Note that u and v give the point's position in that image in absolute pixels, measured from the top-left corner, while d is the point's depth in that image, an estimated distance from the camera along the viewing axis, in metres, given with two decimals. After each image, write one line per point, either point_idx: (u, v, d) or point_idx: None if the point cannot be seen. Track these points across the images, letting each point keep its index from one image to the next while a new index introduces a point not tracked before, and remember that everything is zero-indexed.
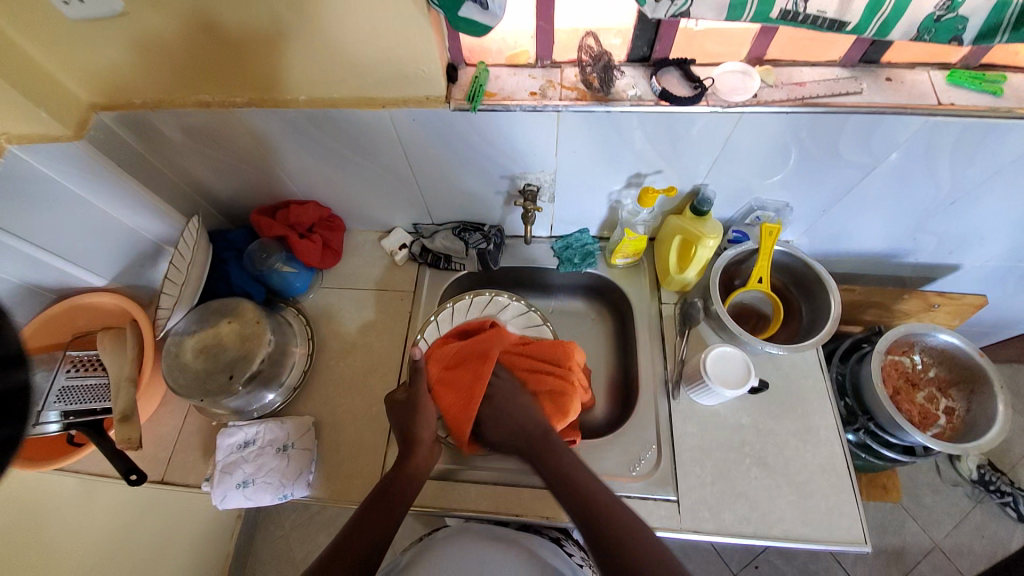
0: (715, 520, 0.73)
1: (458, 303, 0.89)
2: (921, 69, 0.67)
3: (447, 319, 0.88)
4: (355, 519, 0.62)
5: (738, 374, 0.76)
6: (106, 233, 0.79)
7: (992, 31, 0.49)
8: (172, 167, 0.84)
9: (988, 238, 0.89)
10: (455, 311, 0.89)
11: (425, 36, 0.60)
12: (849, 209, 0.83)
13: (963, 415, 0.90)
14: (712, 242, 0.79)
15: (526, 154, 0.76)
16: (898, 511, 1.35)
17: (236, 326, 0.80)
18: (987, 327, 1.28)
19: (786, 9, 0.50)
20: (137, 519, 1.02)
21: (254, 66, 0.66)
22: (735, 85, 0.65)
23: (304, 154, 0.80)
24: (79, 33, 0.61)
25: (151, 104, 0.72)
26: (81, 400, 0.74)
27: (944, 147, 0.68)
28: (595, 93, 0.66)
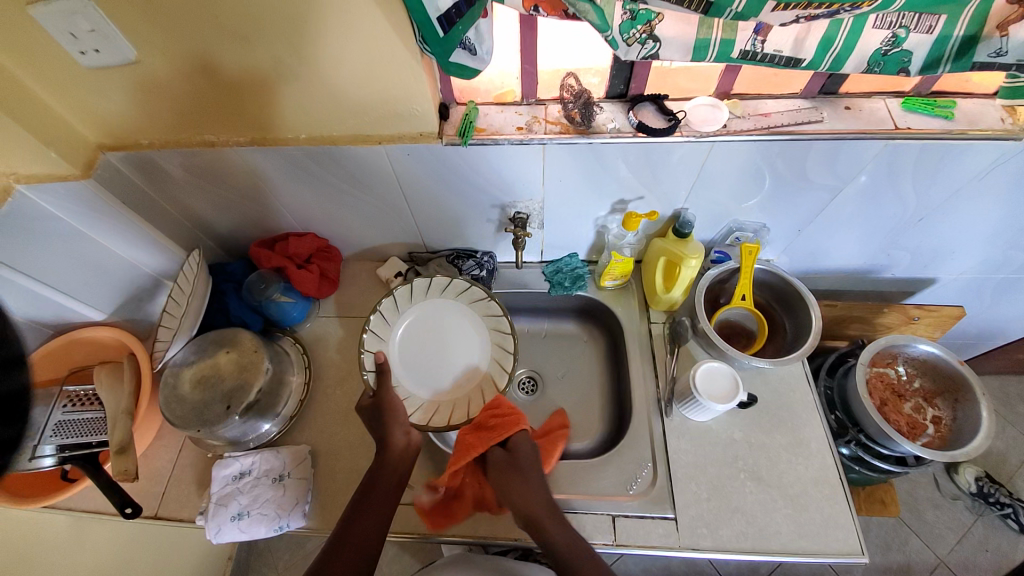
0: (713, 536, 0.73)
1: (417, 282, 0.91)
2: (878, 97, 0.72)
3: (375, 341, 0.86)
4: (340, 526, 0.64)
5: (724, 389, 0.78)
6: (106, 268, 0.81)
7: (936, 61, 0.54)
8: (174, 204, 0.87)
9: (959, 252, 0.93)
10: (400, 301, 0.90)
11: (417, 77, 0.65)
12: (824, 228, 0.88)
13: (950, 423, 0.92)
14: (694, 262, 0.83)
15: (515, 184, 0.80)
16: (900, 527, 1.34)
17: (234, 355, 0.81)
18: (970, 338, 1.31)
19: (746, 48, 0.55)
20: (128, 559, 1.00)
21: (257, 108, 0.70)
22: (706, 117, 0.70)
23: (302, 188, 0.84)
24: (91, 80, 0.65)
25: (157, 144, 0.76)
26: (77, 434, 0.75)
27: (905, 169, 0.74)
28: (577, 127, 0.71)
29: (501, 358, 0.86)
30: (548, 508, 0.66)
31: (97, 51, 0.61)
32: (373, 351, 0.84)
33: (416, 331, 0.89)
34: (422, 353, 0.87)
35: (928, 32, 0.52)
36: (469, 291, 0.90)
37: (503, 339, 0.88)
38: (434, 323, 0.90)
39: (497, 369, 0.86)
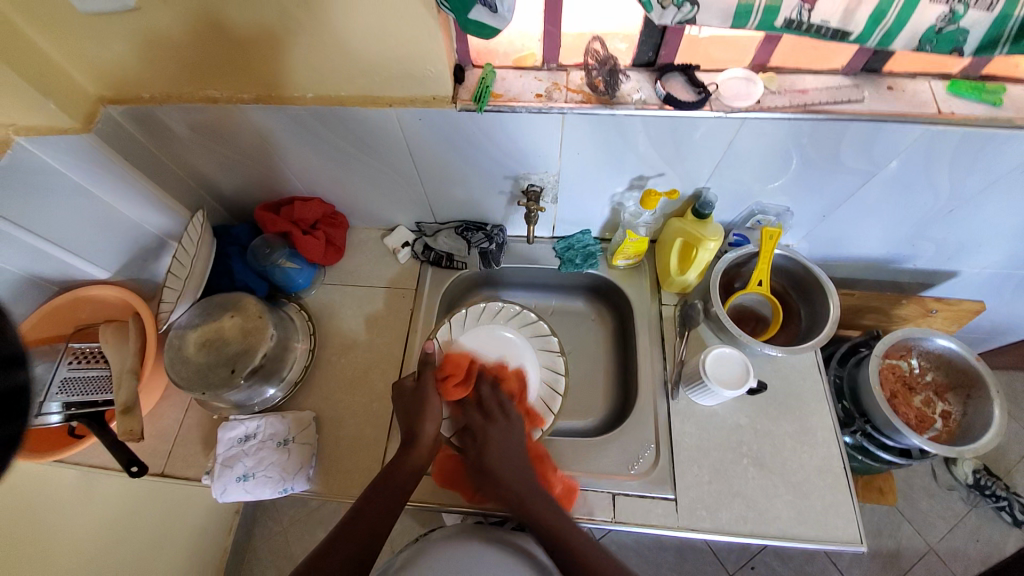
0: (712, 519, 0.74)
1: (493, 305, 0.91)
2: (922, 78, 0.68)
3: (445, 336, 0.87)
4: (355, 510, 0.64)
5: (735, 375, 0.77)
6: (109, 227, 0.79)
7: (993, 43, 0.50)
8: (178, 162, 0.85)
9: (986, 246, 0.90)
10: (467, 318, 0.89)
11: (433, 35, 0.60)
12: (849, 215, 0.84)
13: (959, 419, 0.91)
14: (712, 245, 0.80)
15: (531, 155, 0.76)
16: (893, 514, 1.36)
17: (239, 319, 0.80)
18: (983, 333, 1.29)
19: (791, 18, 0.50)
20: (137, 510, 1.03)
21: (263, 64, 0.66)
22: (739, 91, 0.65)
23: (308, 151, 0.81)
24: (87, 27, 0.62)
25: (159, 99, 0.73)
26: (83, 392, 0.75)
27: (943, 157, 0.70)
28: (601, 96, 0.67)
29: (552, 381, 0.85)
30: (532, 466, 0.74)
31: None
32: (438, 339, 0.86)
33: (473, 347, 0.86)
34: None
35: (988, 9, 0.48)
36: (525, 318, 0.91)
37: (553, 361, 0.87)
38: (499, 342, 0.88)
39: (548, 392, 0.84)
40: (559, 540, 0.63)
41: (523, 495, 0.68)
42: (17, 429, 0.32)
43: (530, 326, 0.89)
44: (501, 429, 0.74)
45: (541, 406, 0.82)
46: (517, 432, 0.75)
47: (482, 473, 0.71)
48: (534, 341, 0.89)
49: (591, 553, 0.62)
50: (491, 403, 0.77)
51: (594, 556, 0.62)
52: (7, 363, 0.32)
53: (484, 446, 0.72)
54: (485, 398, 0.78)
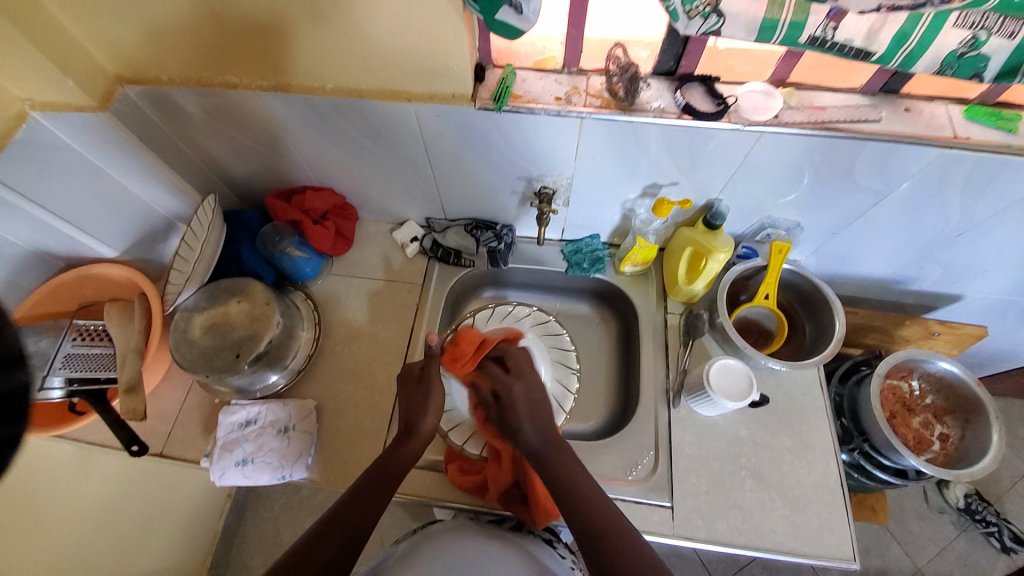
0: (706, 529, 0.74)
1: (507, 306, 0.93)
2: (939, 101, 0.68)
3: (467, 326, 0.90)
4: (344, 500, 0.64)
5: (737, 387, 0.77)
6: (122, 206, 0.79)
7: (1012, 72, 0.50)
8: (192, 145, 0.85)
9: (992, 271, 0.90)
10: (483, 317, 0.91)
11: (457, 33, 0.61)
12: (858, 233, 0.84)
13: (957, 442, 0.91)
14: (721, 256, 0.80)
15: (545, 156, 0.76)
16: (883, 534, 1.36)
17: (246, 306, 0.80)
18: (983, 358, 1.29)
19: (815, 35, 0.51)
20: (130, 490, 1.03)
21: (285, 53, 0.67)
22: (758, 104, 0.66)
23: (323, 141, 0.81)
24: (112, 7, 0.62)
25: (179, 81, 0.73)
26: (86, 369, 0.75)
27: (957, 180, 0.70)
28: (620, 102, 0.67)
29: (564, 381, 0.87)
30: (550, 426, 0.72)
31: None
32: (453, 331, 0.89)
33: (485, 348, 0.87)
34: None
35: (1009, 37, 0.48)
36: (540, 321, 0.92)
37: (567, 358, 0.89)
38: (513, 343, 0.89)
39: (560, 390, 0.86)
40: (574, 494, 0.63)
41: (547, 450, 0.68)
42: (17, 433, 0.29)
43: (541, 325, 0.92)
44: (516, 386, 0.73)
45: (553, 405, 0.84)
46: (538, 392, 0.74)
47: (504, 426, 0.73)
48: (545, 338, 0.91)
49: (609, 524, 0.61)
50: (513, 359, 0.77)
51: (607, 517, 0.61)
52: (6, 364, 0.29)
53: (507, 399, 0.73)
54: (506, 356, 0.78)
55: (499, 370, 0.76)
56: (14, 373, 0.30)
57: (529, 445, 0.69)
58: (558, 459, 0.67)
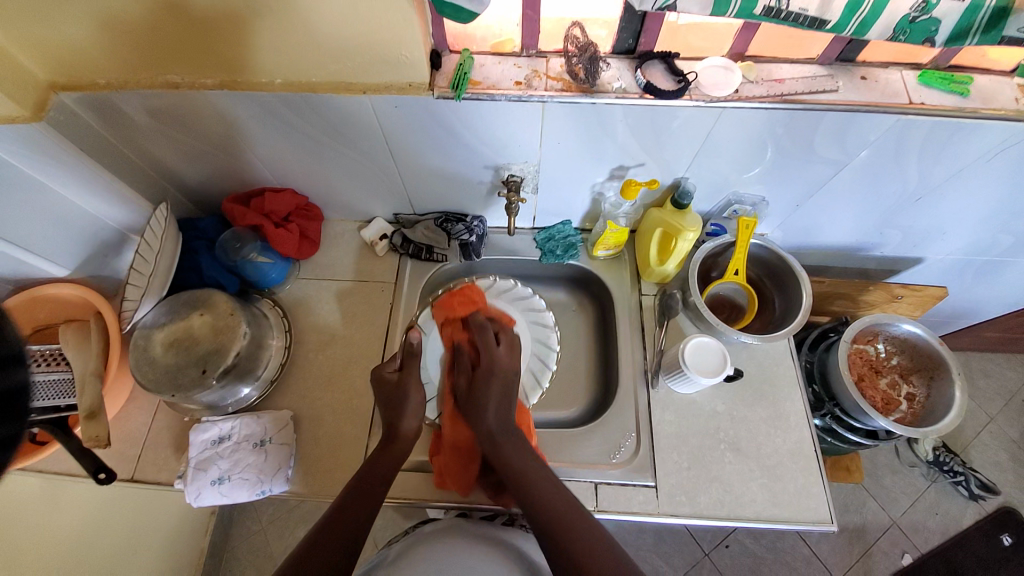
0: (691, 503, 0.75)
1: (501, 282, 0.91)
2: (893, 68, 0.69)
3: None
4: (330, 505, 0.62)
5: (713, 363, 0.78)
6: (65, 221, 0.75)
7: (965, 32, 0.51)
8: (139, 153, 0.80)
9: (950, 232, 0.93)
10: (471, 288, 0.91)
11: (409, 19, 0.58)
12: (822, 204, 0.86)
13: (923, 400, 0.95)
14: (692, 235, 0.80)
15: (511, 144, 0.75)
16: (859, 491, 1.42)
17: (209, 318, 0.77)
18: (944, 317, 1.35)
19: (770, 5, 0.50)
20: (104, 517, 0.99)
21: (227, 47, 0.63)
22: (719, 80, 0.65)
23: (279, 139, 0.77)
24: (33, 6, 0.57)
25: (117, 84, 0.68)
26: (44, 398, 0.71)
27: (912, 146, 0.71)
28: (581, 84, 0.66)
29: (537, 373, 0.84)
30: (508, 425, 0.70)
31: None
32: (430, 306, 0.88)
33: None
34: None
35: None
36: (523, 295, 0.91)
37: (545, 351, 0.86)
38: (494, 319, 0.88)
39: (531, 381, 0.83)
40: (529, 489, 0.62)
41: (502, 438, 0.68)
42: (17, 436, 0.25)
43: (526, 303, 0.90)
44: (493, 363, 0.74)
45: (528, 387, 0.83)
46: (513, 375, 0.75)
47: (472, 403, 0.72)
48: (526, 312, 0.89)
49: (576, 526, 0.58)
50: (506, 334, 0.78)
51: (568, 505, 0.61)
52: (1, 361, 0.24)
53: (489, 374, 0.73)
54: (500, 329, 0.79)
55: (488, 337, 0.77)
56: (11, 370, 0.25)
57: (488, 431, 0.69)
58: (518, 453, 0.67)
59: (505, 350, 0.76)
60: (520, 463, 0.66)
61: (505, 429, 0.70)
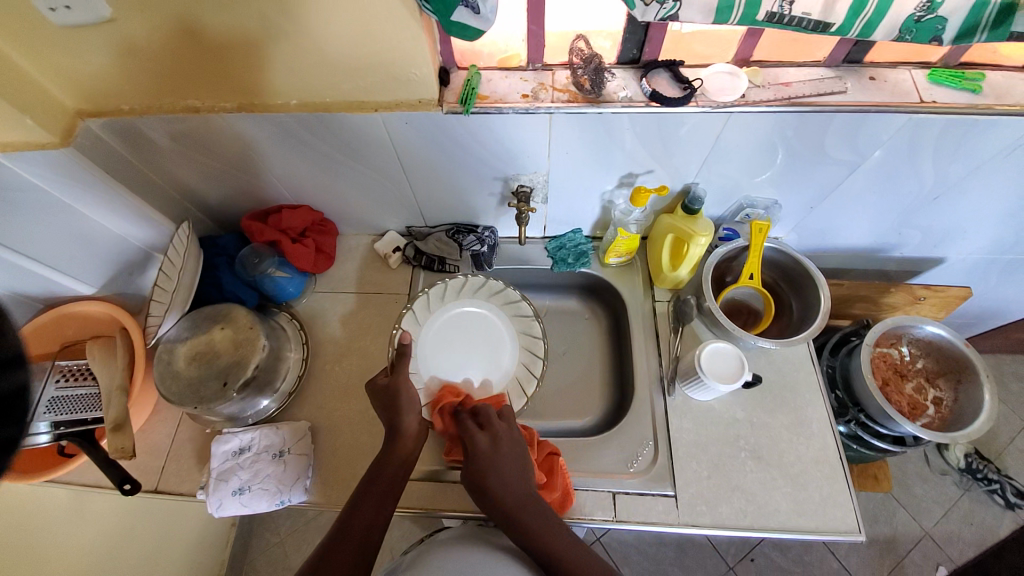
0: (712, 513, 0.74)
1: (471, 279, 0.91)
2: (903, 68, 0.68)
3: (423, 307, 0.87)
4: None
5: (731, 370, 0.77)
6: (92, 241, 0.78)
7: (973, 29, 0.50)
8: (162, 174, 0.83)
9: (971, 231, 0.91)
10: (448, 290, 0.89)
11: (417, 38, 0.60)
12: (836, 206, 0.85)
13: (951, 405, 0.92)
14: (703, 240, 0.80)
15: (520, 156, 0.76)
16: (888, 500, 1.37)
17: (230, 331, 0.79)
18: (971, 318, 1.31)
19: (773, 11, 0.51)
20: (129, 528, 1.01)
21: (243, 71, 0.65)
22: (724, 86, 0.66)
23: (294, 158, 0.80)
24: (63, 38, 0.60)
25: (140, 110, 0.71)
26: (72, 411, 0.73)
27: (926, 144, 0.70)
28: (587, 95, 0.67)
29: (529, 363, 0.84)
30: (520, 472, 0.64)
31: (67, 8, 0.56)
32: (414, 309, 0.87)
33: (449, 328, 0.86)
34: (456, 347, 0.85)
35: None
36: (489, 287, 0.90)
37: (531, 341, 0.86)
38: (474, 319, 0.88)
39: (525, 374, 0.83)
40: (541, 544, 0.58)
41: (514, 508, 0.61)
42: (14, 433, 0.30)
43: (501, 295, 0.89)
44: (489, 439, 0.66)
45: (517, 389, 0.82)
46: (519, 437, 0.68)
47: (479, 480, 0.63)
48: (497, 300, 0.89)
49: None
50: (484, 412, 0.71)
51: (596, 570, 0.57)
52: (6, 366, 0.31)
53: (484, 455, 0.65)
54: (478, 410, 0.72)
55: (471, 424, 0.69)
56: (13, 373, 0.31)
57: (502, 507, 0.61)
58: (535, 516, 0.61)
59: (487, 432, 0.68)
60: (532, 523, 0.60)
61: (512, 502, 0.61)
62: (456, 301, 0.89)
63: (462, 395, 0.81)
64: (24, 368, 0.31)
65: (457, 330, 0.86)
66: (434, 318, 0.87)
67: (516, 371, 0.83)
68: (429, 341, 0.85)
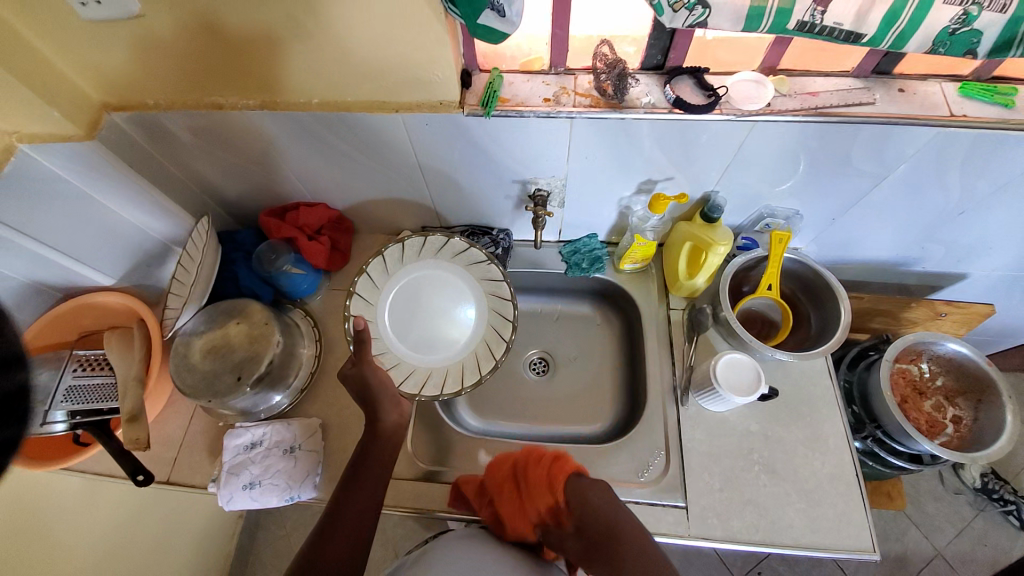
0: (723, 527, 0.73)
1: (390, 250, 0.86)
2: (933, 80, 0.67)
3: (381, 268, 0.86)
4: None
5: (747, 381, 0.76)
6: (113, 232, 0.79)
7: (1008, 45, 0.49)
8: (183, 168, 0.84)
9: (996, 248, 0.89)
10: (377, 278, 0.85)
11: (441, 42, 0.60)
12: (857, 218, 0.83)
13: (970, 424, 0.90)
14: (721, 249, 0.79)
15: (539, 159, 0.76)
16: (900, 518, 1.34)
17: (245, 326, 0.79)
18: (992, 335, 1.28)
19: (803, 20, 0.50)
20: (139, 517, 1.02)
21: (266, 69, 0.66)
22: (750, 94, 0.65)
23: (313, 156, 0.80)
24: (93, 32, 0.61)
25: (164, 105, 0.72)
26: (88, 400, 0.74)
27: (956, 158, 0.69)
28: (609, 100, 0.66)
29: (498, 326, 0.84)
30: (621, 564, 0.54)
31: (98, 2, 0.57)
32: (369, 275, 0.85)
33: (405, 294, 0.86)
34: (414, 312, 0.85)
35: (1001, 11, 0.47)
36: (451, 246, 0.87)
37: (502, 306, 0.85)
38: (432, 282, 0.86)
39: (494, 336, 0.84)
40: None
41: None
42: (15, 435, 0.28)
43: (464, 256, 0.86)
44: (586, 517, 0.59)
45: (485, 351, 0.83)
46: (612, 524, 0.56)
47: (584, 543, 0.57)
48: (459, 261, 0.87)
49: None
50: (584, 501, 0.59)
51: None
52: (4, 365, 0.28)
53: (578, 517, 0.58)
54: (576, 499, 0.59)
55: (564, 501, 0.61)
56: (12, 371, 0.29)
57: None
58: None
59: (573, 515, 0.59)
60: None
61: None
62: (417, 264, 0.87)
63: (429, 360, 0.83)
64: (25, 366, 0.29)
65: (415, 295, 0.86)
66: (377, 313, 0.84)
67: (484, 333, 0.84)
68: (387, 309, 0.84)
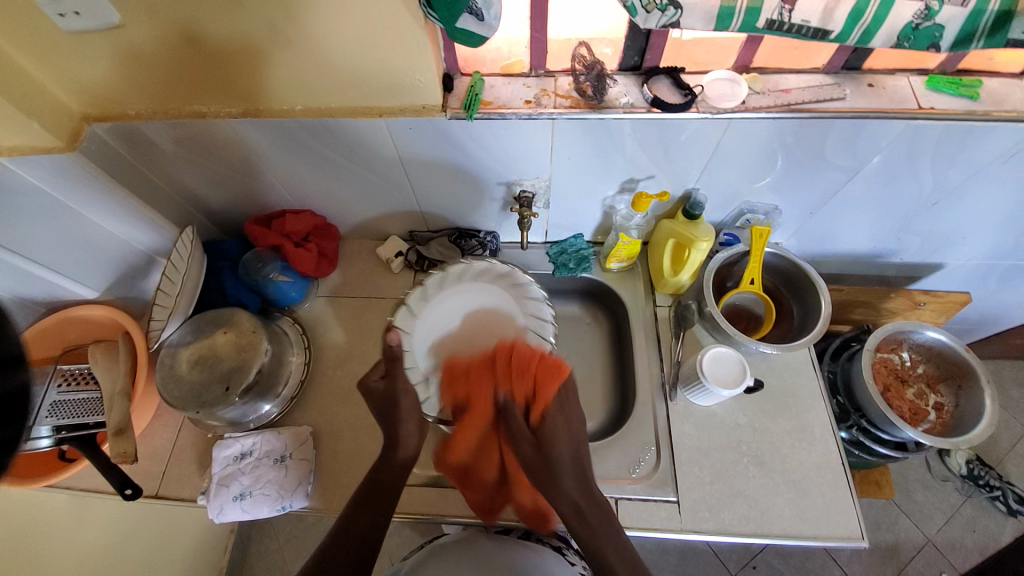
0: (714, 519, 0.73)
1: (452, 266, 0.83)
2: (901, 75, 0.69)
3: (440, 282, 0.82)
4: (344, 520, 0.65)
5: (732, 375, 0.77)
6: (96, 244, 0.78)
7: (969, 38, 0.51)
8: (166, 178, 0.84)
9: (969, 237, 0.92)
10: (429, 291, 0.81)
11: (422, 46, 0.61)
12: (835, 211, 0.86)
13: (951, 410, 0.92)
14: (704, 245, 0.80)
15: (522, 161, 0.77)
16: (890, 507, 1.36)
17: (232, 335, 0.79)
18: (971, 323, 1.31)
19: (772, 18, 0.52)
20: (128, 533, 1.01)
21: (248, 77, 0.66)
22: (724, 92, 0.67)
23: (297, 162, 0.80)
24: (71, 43, 0.61)
25: (146, 115, 0.72)
26: (73, 415, 0.74)
27: (925, 150, 0.71)
28: (589, 101, 0.68)
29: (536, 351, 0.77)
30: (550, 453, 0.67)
31: (75, 14, 0.57)
32: (424, 288, 0.81)
33: (444, 310, 0.80)
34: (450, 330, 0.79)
35: (961, 5, 0.49)
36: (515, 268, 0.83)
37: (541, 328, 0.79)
38: (474, 300, 0.81)
39: None
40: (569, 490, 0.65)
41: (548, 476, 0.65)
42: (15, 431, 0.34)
43: (506, 278, 0.83)
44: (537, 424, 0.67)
45: None
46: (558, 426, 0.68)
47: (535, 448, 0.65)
48: (502, 282, 0.83)
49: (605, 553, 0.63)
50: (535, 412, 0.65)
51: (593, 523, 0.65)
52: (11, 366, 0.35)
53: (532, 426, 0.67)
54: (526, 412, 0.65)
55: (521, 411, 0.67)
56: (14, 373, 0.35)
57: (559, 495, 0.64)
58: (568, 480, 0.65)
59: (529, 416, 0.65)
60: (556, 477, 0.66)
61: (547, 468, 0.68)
62: (462, 283, 0.82)
63: None
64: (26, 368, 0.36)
65: (453, 311, 0.80)
66: (417, 326, 0.78)
67: None
68: (425, 324, 0.78)
